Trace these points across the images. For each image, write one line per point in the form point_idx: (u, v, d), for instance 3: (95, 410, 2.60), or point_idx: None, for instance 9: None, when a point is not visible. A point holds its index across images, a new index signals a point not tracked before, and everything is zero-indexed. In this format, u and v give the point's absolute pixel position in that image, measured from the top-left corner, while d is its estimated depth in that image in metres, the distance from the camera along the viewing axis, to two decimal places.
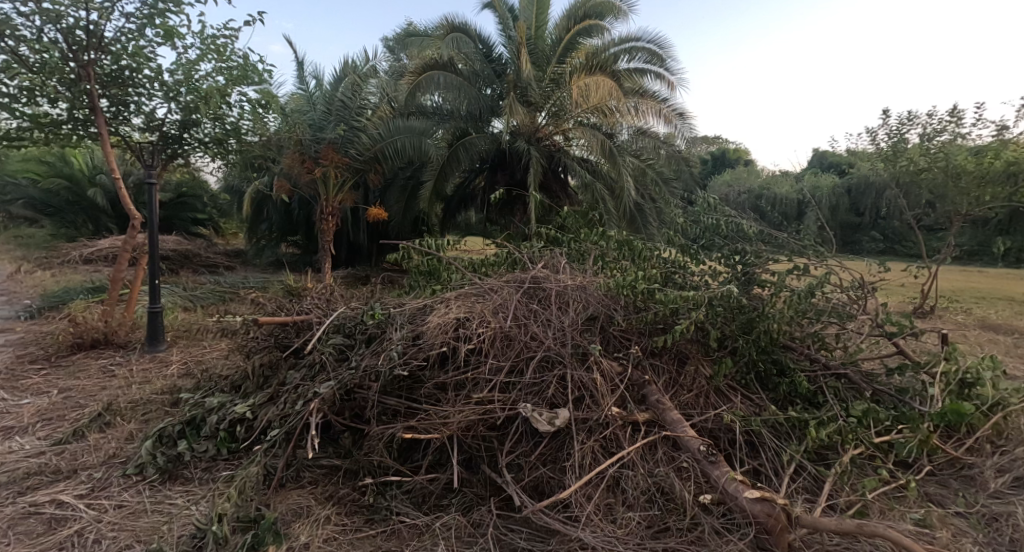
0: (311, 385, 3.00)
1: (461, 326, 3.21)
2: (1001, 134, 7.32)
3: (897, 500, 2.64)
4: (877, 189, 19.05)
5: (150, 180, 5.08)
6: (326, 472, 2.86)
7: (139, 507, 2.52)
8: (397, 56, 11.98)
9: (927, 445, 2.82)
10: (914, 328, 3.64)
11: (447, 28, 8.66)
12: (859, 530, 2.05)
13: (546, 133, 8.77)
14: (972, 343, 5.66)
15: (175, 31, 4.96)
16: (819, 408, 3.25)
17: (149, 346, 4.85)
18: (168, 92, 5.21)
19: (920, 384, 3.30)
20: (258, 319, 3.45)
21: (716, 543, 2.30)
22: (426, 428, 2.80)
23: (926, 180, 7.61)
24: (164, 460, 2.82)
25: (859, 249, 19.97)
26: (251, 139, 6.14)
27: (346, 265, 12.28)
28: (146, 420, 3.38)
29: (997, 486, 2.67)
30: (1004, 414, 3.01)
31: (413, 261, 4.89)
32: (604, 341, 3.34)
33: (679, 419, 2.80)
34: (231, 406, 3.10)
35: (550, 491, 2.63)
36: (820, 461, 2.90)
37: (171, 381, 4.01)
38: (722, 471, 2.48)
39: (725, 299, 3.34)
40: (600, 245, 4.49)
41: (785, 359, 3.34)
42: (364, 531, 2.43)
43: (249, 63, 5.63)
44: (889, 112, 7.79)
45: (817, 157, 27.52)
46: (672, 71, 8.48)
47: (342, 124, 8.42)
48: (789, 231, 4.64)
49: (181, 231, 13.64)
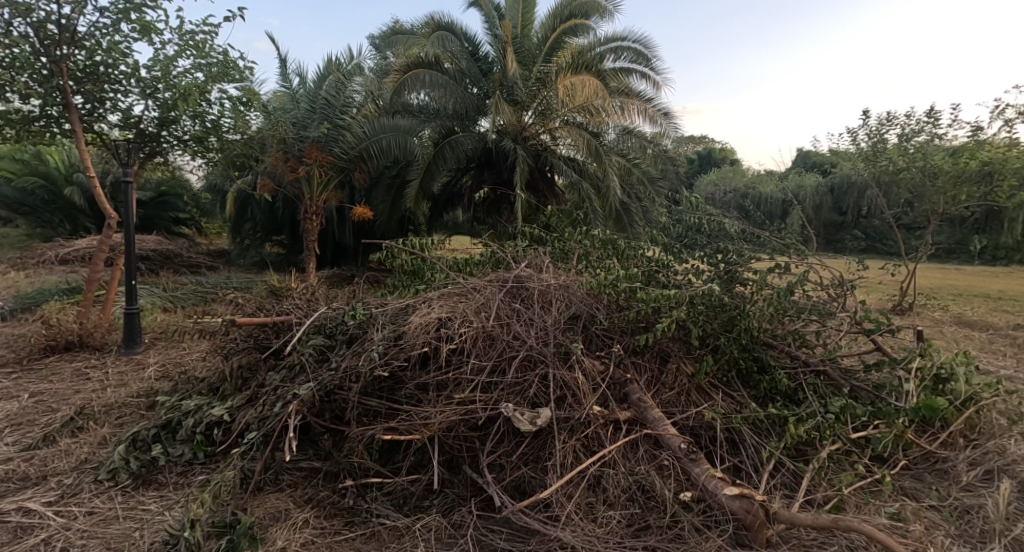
0: (291, 387, 2.96)
1: (443, 326, 3.19)
2: (976, 134, 7.46)
3: (873, 494, 2.68)
4: (859, 188, 19.46)
5: (126, 178, 4.94)
6: (306, 475, 2.83)
7: (110, 513, 2.47)
8: (383, 55, 11.88)
9: (902, 439, 2.85)
10: (890, 324, 3.68)
11: (432, 26, 8.61)
12: (834, 524, 2.07)
13: (532, 133, 8.77)
14: (948, 339, 5.80)
15: (152, 26, 4.87)
16: (799, 405, 3.27)
17: (126, 348, 4.74)
18: (145, 89, 5.11)
19: (896, 380, 3.36)
20: (236, 319, 3.39)
21: (695, 540, 2.32)
22: (407, 429, 2.77)
23: (904, 179, 7.74)
24: (137, 465, 2.77)
25: (842, 247, 20.36)
26: (232, 136, 6.04)
27: (332, 264, 12.22)
28: (121, 424, 3.31)
29: (970, 478, 2.71)
30: (976, 409, 3.06)
31: (396, 261, 4.85)
32: (586, 340, 3.35)
33: (661, 418, 2.81)
34: (208, 409, 3.04)
35: (530, 491, 2.63)
36: (799, 458, 2.93)
37: (147, 384, 3.94)
38: (702, 469, 2.51)
39: (706, 298, 3.36)
40: (583, 244, 4.47)
41: (765, 357, 3.38)
42: (343, 534, 2.40)
43: (229, 59, 5.52)
44: (868, 112, 7.89)
45: (801, 157, 27.98)
46: (657, 70, 8.54)
47: (326, 123, 8.49)
48: (771, 231, 4.66)
49: (162, 231, 13.43)
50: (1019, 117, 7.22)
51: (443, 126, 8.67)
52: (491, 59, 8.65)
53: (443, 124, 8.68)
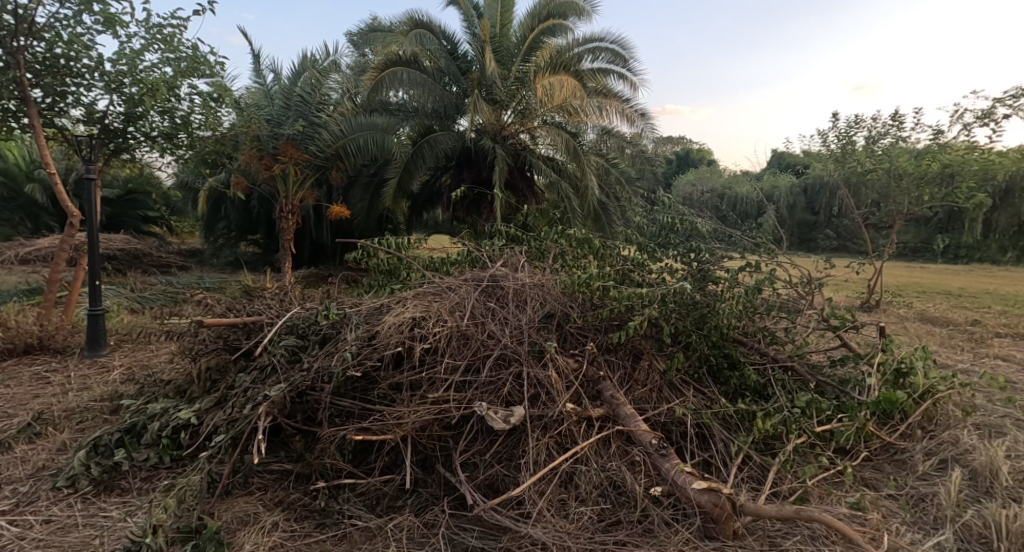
0: (261, 388, 2.91)
1: (417, 325, 3.17)
2: (937, 137, 7.75)
3: (835, 485, 2.77)
4: (830, 189, 20.01)
5: (89, 175, 4.77)
6: (276, 477, 2.80)
7: (69, 521, 2.40)
8: (360, 51, 11.72)
9: (863, 432, 2.95)
10: (853, 321, 3.81)
11: (409, 24, 8.53)
12: (796, 515, 2.13)
13: (511, 131, 8.75)
14: (911, 334, 6.02)
15: (116, 18, 4.73)
16: (767, 400, 3.36)
17: (89, 351, 4.60)
18: (109, 83, 4.96)
19: (859, 374, 3.48)
20: (203, 320, 3.28)
21: (664, 534, 2.36)
22: (380, 430, 2.74)
23: (871, 180, 7.98)
24: (99, 470, 2.70)
25: (814, 247, 20.90)
26: (203, 133, 5.90)
27: (309, 264, 12.07)
28: (82, 429, 3.22)
29: (925, 468, 2.82)
30: (933, 401, 3.19)
31: (373, 260, 4.82)
32: (561, 339, 3.38)
33: (633, 414, 2.85)
34: (175, 411, 2.98)
35: (503, 489, 2.65)
36: (767, 451, 3.00)
37: (111, 387, 3.82)
38: (673, 463, 2.55)
39: (678, 296, 3.42)
40: (560, 243, 4.50)
41: (735, 353, 3.46)
42: (313, 536, 2.38)
43: (199, 54, 5.40)
44: (837, 115, 8.12)
45: (775, 157, 28.64)
46: (634, 71, 8.63)
47: (301, 121, 8.29)
48: (743, 231, 4.74)
49: (131, 229, 13.04)
50: (977, 121, 7.52)
51: (421, 124, 8.65)
52: (469, 57, 8.62)
53: (421, 122, 8.63)
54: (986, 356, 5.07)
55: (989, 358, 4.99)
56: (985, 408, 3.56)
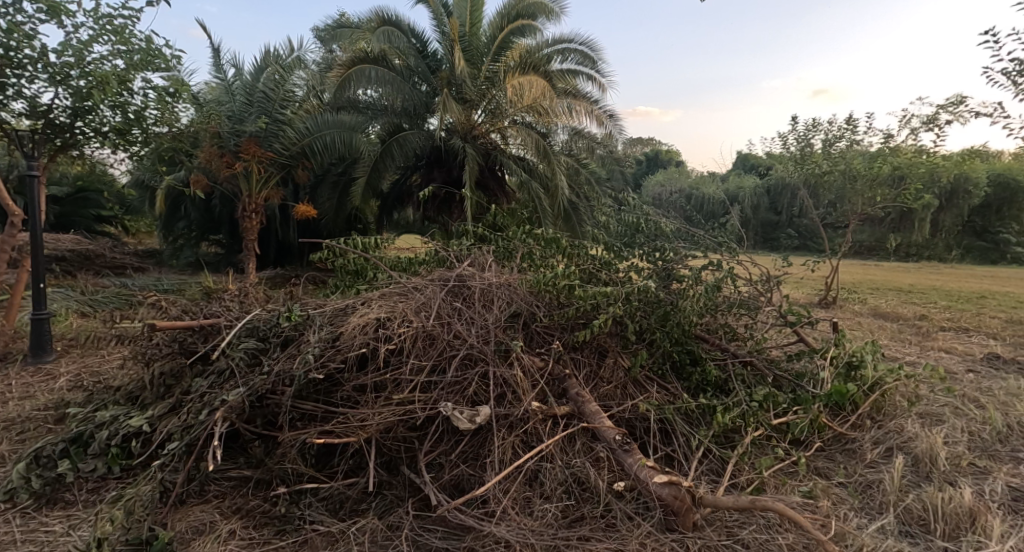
0: (218, 392, 2.82)
1: (382, 326, 3.14)
2: (887, 140, 8.11)
3: (790, 475, 2.88)
4: (792, 190, 20.65)
5: (32, 173, 4.50)
6: (235, 484, 2.73)
7: (6, 538, 2.28)
8: (327, 47, 11.48)
9: (817, 423, 3.05)
10: (809, 317, 3.96)
11: (376, 20, 8.39)
12: (752, 505, 2.16)
13: (481, 131, 8.74)
14: (866, 329, 6.27)
15: (61, 7, 4.51)
16: (727, 394, 3.45)
17: (33, 357, 4.40)
18: (54, 75, 4.72)
19: (814, 368, 3.62)
20: (155, 324, 3.15)
21: (626, 527, 2.41)
22: (344, 432, 2.70)
23: (827, 181, 8.28)
24: (40, 483, 2.58)
25: (776, 246, 21.55)
26: (158, 128, 5.68)
27: (274, 264, 11.81)
28: (23, 440, 3.07)
29: (873, 456, 2.96)
30: (881, 393, 3.34)
31: (339, 260, 4.74)
32: (527, 338, 3.39)
33: (598, 411, 2.88)
34: (125, 419, 2.88)
35: (468, 488, 2.65)
36: (727, 444, 3.08)
37: (57, 395, 3.65)
38: (636, 459, 2.60)
39: (641, 294, 3.50)
40: (527, 243, 4.50)
41: (698, 350, 3.53)
42: (273, 543, 2.33)
43: (152, 46, 5.20)
44: (796, 118, 8.41)
45: (739, 160, 29.46)
46: (602, 72, 8.73)
47: (263, 117, 8.02)
48: (706, 230, 4.84)
49: (83, 229, 12.52)
50: (923, 126, 7.89)
51: (389, 123, 8.57)
52: (439, 56, 8.55)
53: (389, 121, 8.54)
54: (931, 349, 5.33)
55: (934, 351, 5.25)
56: (928, 398, 3.75)
